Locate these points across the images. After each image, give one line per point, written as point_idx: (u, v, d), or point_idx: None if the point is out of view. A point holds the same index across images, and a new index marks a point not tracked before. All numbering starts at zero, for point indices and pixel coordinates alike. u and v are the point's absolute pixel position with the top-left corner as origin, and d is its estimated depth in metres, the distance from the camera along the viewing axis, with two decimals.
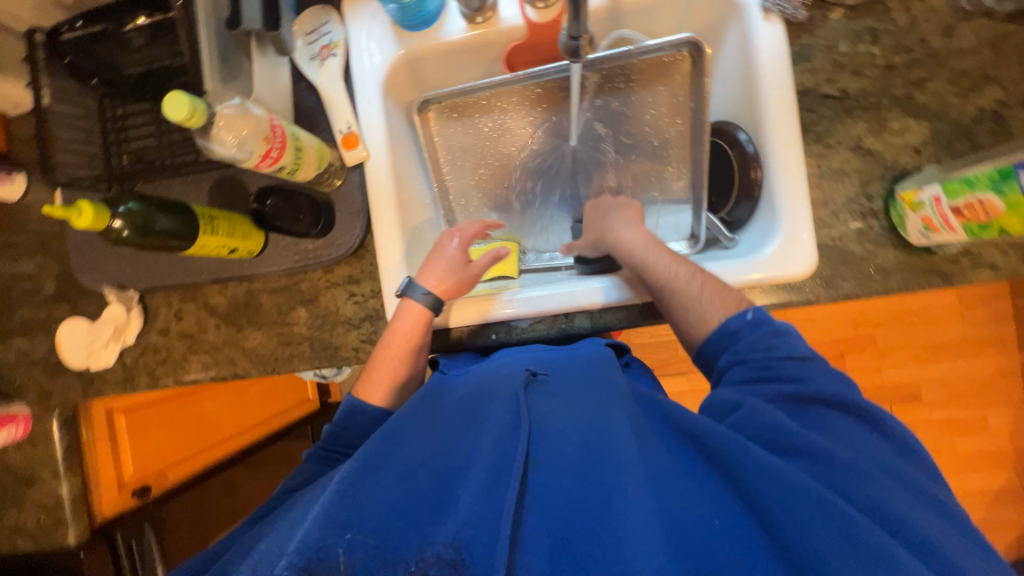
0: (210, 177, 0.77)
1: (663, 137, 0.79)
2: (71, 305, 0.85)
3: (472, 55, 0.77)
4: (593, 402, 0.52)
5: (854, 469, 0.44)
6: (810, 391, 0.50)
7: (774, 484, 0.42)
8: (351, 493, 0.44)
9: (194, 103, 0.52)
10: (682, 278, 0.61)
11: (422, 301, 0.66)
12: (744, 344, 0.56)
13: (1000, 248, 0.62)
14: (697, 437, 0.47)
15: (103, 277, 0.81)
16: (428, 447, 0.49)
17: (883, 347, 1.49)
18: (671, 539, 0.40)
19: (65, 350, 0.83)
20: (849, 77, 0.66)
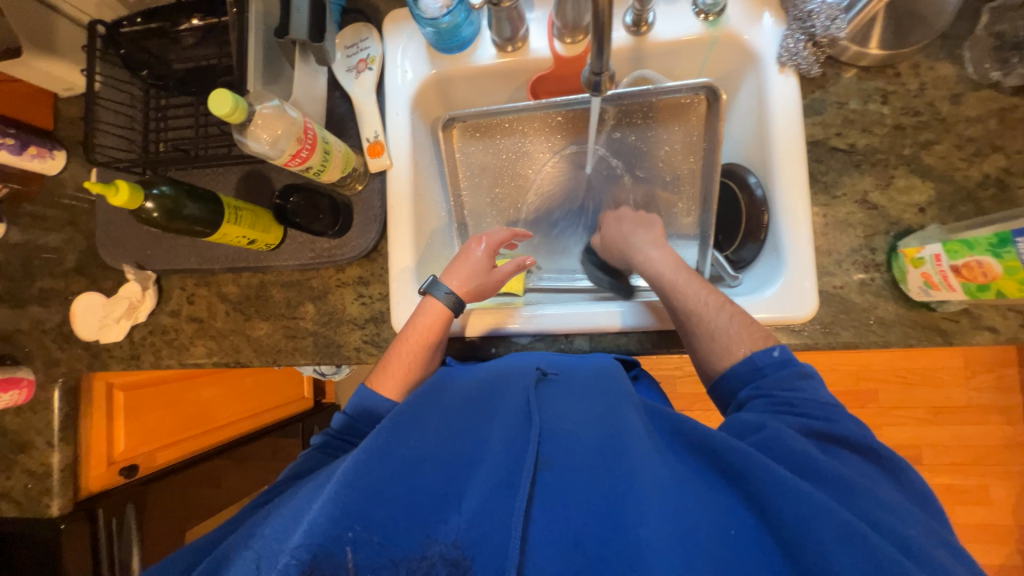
0: (239, 171, 0.81)
1: (675, 173, 0.81)
2: (90, 279, 0.88)
3: (499, 80, 0.81)
4: (606, 411, 0.52)
5: (875, 499, 0.43)
6: (833, 428, 0.49)
7: (798, 501, 0.40)
8: (359, 477, 0.44)
9: (237, 101, 0.55)
10: (711, 306, 0.62)
11: (444, 300, 0.68)
12: (768, 381, 0.55)
13: (999, 312, 0.63)
14: (709, 451, 0.47)
15: (125, 255, 0.84)
16: (436, 438, 0.49)
17: (885, 404, 1.47)
18: (682, 548, 0.40)
19: (78, 322, 0.86)
20: (858, 133, 0.68)
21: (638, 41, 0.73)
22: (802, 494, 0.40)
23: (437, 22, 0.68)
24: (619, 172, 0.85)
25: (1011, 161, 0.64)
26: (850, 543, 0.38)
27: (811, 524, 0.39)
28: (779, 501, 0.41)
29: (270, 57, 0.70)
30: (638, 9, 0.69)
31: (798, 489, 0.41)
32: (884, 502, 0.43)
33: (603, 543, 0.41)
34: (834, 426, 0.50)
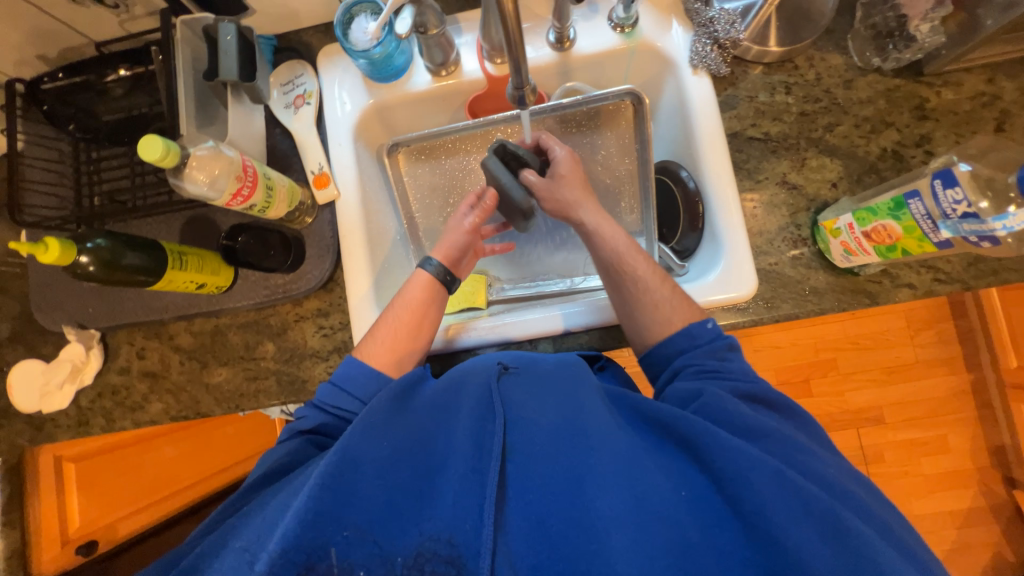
0: (182, 216, 0.79)
1: (614, 175, 0.85)
2: (27, 347, 0.83)
3: (437, 103, 0.84)
4: (565, 392, 0.54)
5: (799, 449, 0.50)
6: (756, 389, 0.56)
7: (735, 456, 0.45)
8: (335, 488, 0.45)
9: (168, 145, 0.55)
10: (654, 281, 0.66)
11: (430, 272, 0.71)
12: (700, 351, 0.61)
13: (914, 269, 0.69)
14: (662, 423, 0.51)
15: (65, 316, 0.80)
16: (404, 440, 0.50)
17: (844, 370, 1.55)
18: (641, 511, 0.44)
19: (16, 393, 0.80)
20: (770, 122, 0.75)
21: (563, 56, 0.78)
22: (745, 455, 0.45)
23: (369, 53, 0.71)
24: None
25: (902, 134, 0.72)
26: (780, 490, 0.43)
27: (750, 478, 0.44)
28: (724, 461, 0.45)
29: (202, 100, 0.70)
30: (558, 27, 0.73)
31: (741, 449, 0.45)
32: (806, 450, 0.50)
33: (569, 518, 0.45)
34: (762, 390, 0.56)
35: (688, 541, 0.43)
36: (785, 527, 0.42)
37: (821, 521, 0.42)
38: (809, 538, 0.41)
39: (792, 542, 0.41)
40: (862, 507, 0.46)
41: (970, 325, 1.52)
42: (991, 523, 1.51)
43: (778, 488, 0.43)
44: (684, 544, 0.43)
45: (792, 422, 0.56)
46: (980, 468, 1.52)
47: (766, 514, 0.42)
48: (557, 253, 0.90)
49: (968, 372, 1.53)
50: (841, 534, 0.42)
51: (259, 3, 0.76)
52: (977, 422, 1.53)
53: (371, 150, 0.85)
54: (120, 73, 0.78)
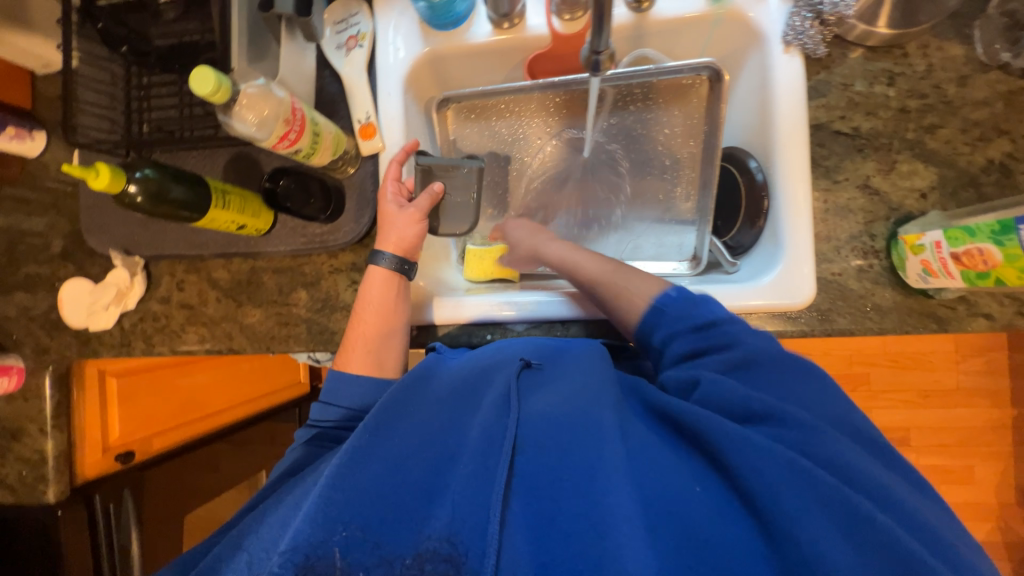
0: (226, 153, 0.78)
1: (675, 157, 0.79)
2: (77, 266, 0.86)
3: (495, 59, 0.79)
4: (576, 388, 0.53)
5: (817, 430, 0.47)
6: (769, 364, 0.53)
7: (759, 457, 0.43)
8: (340, 490, 0.47)
9: (219, 80, 0.53)
10: (607, 272, 0.66)
11: (385, 266, 0.69)
12: (670, 317, 0.59)
13: (996, 299, 0.63)
14: (671, 416, 0.50)
15: (112, 240, 0.82)
16: (420, 435, 0.52)
17: (876, 387, 1.48)
18: (648, 505, 0.43)
19: (67, 309, 0.84)
20: (863, 116, 0.67)
21: (638, 18, 0.70)
22: (749, 442, 0.44)
23: None
24: (625, 160, 0.82)
25: (1016, 146, 0.63)
26: (789, 478, 0.42)
27: (758, 472, 0.43)
28: (731, 450, 0.45)
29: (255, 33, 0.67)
30: None
31: (746, 440, 0.44)
32: (824, 431, 0.47)
33: (575, 513, 0.44)
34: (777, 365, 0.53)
35: (710, 543, 0.41)
36: (801, 522, 0.40)
37: (842, 518, 0.40)
38: (826, 533, 0.39)
39: (827, 557, 0.38)
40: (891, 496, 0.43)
41: None
42: (1003, 560, 1.47)
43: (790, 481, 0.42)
44: (697, 540, 0.41)
45: (822, 401, 0.51)
46: (1003, 505, 1.47)
47: (776, 506, 0.41)
48: (604, 238, 0.83)
49: (1014, 406, 1.44)
50: (868, 528, 0.40)
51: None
52: (1011, 459, 1.45)
53: (419, 102, 0.81)
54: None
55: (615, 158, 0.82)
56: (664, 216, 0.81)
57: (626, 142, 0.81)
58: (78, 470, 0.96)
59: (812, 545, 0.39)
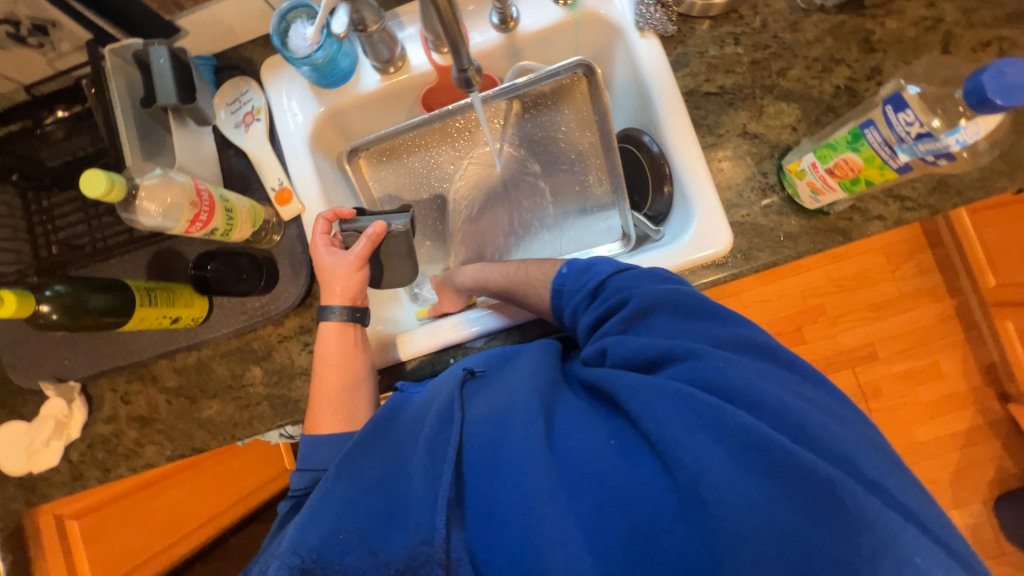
0: (145, 253, 0.77)
1: (578, 150, 0.85)
2: (7, 409, 0.80)
3: (391, 102, 0.83)
4: (517, 382, 0.54)
5: (731, 368, 0.47)
6: (689, 309, 0.53)
7: (671, 416, 0.45)
8: (311, 524, 0.49)
9: (111, 178, 0.53)
10: (512, 272, 0.70)
11: (336, 318, 0.69)
12: (571, 287, 0.61)
13: (881, 201, 0.70)
14: (597, 384, 0.53)
15: (41, 372, 0.77)
16: (380, 469, 0.53)
17: (833, 313, 1.58)
18: (571, 475, 0.46)
19: (3, 459, 0.77)
20: (724, 75, 0.75)
21: (509, 37, 0.77)
22: (653, 396, 0.46)
23: (311, 59, 0.69)
24: (537, 163, 0.87)
25: (853, 70, 0.72)
26: (684, 415, 0.44)
27: (657, 420, 0.45)
28: (638, 405, 0.47)
29: (145, 129, 0.68)
30: (500, 7, 0.72)
31: (649, 393, 0.47)
32: (735, 366, 0.48)
33: (510, 499, 0.46)
34: (693, 308, 0.53)
35: (632, 509, 0.44)
36: (700, 461, 0.42)
37: (737, 449, 0.42)
38: (716, 460, 0.42)
39: (732, 498, 0.41)
40: (796, 420, 0.44)
41: (947, 252, 1.55)
42: (991, 440, 1.55)
43: (692, 424, 0.44)
44: (611, 499, 0.44)
45: (740, 340, 0.51)
46: (973, 388, 1.57)
47: (677, 449, 0.43)
48: (538, 239, 0.86)
49: (952, 296, 1.56)
50: (758, 450, 0.42)
51: (191, 23, 0.74)
52: (965, 345, 1.57)
53: (329, 159, 0.84)
54: (57, 114, 0.76)
55: (528, 164, 0.87)
56: (586, 205, 0.86)
57: (532, 149, 0.87)
58: None
59: (708, 479, 0.41)
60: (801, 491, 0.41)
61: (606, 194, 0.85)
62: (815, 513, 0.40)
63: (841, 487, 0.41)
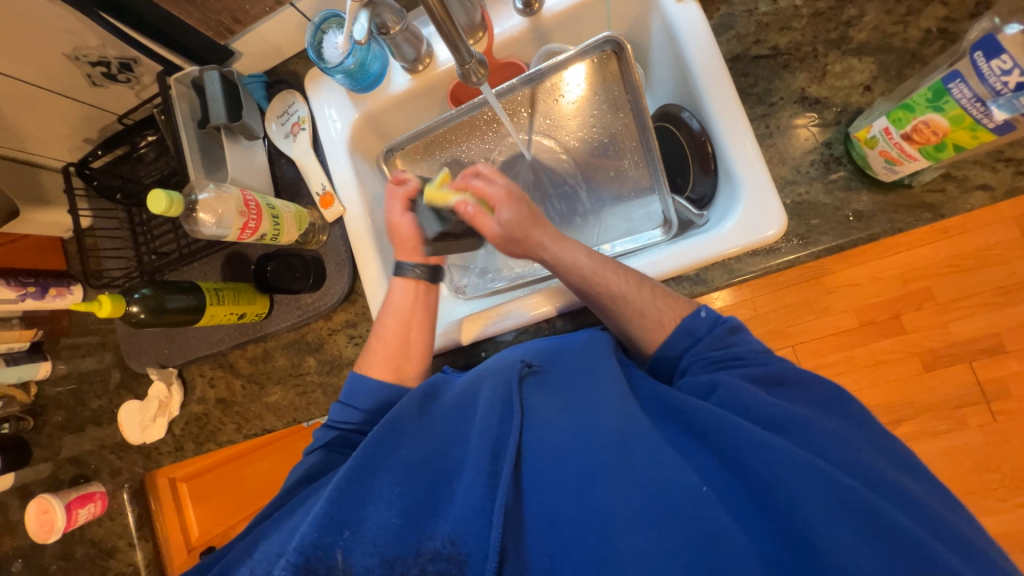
0: (220, 256, 0.87)
1: (611, 133, 0.80)
2: (127, 389, 0.97)
3: (422, 99, 0.84)
4: (584, 394, 0.56)
5: (832, 434, 0.49)
6: (774, 370, 0.56)
7: (764, 453, 0.46)
8: (348, 504, 0.51)
9: (170, 196, 0.61)
10: (632, 291, 0.62)
11: (412, 276, 0.72)
12: (705, 343, 0.60)
13: (987, 166, 0.59)
14: (685, 415, 0.53)
15: (148, 359, 0.92)
16: (422, 447, 0.55)
17: (946, 298, 1.14)
18: (661, 506, 0.45)
19: (126, 431, 0.94)
20: (777, 34, 0.66)
21: (534, 20, 0.74)
22: (772, 446, 0.46)
23: (343, 66, 0.72)
24: (573, 148, 0.83)
25: (949, 8, 0.61)
26: (788, 458, 0.45)
27: (749, 458, 0.47)
28: (748, 450, 0.47)
29: (205, 146, 0.76)
30: None
31: (768, 441, 0.47)
32: (836, 433, 0.50)
33: (588, 517, 0.46)
34: (781, 370, 0.57)
35: (717, 537, 0.43)
36: (817, 522, 0.42)
37: (836, 500, 0.43)
38: (813, 501, 0.43)
39: (827, 543, 0.41)
40: (890, 486, 0.46)
41: None
42: None
43: (809, 480, 0.44)
44: (705, 538, 0.43)
45: (834, 407, 0.55)
46: None
47: (790, 502, 0.43)
48: (576, 228, 0.83)
49: None
50: (851, 496, 0.43)
51: (243, 45, 0.81)
52: None
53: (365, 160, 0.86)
54: (147, 139, 0.85)
55: (566, 149, 0.83)
56: (620, 192, 0.81)
57: (566, 133, 0.83)
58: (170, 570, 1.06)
59: (819, 536, 0.42)
60: (903, 558, 0.41)
61: (644, 177, 0.79)
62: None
63: (947, 560, 0.41)
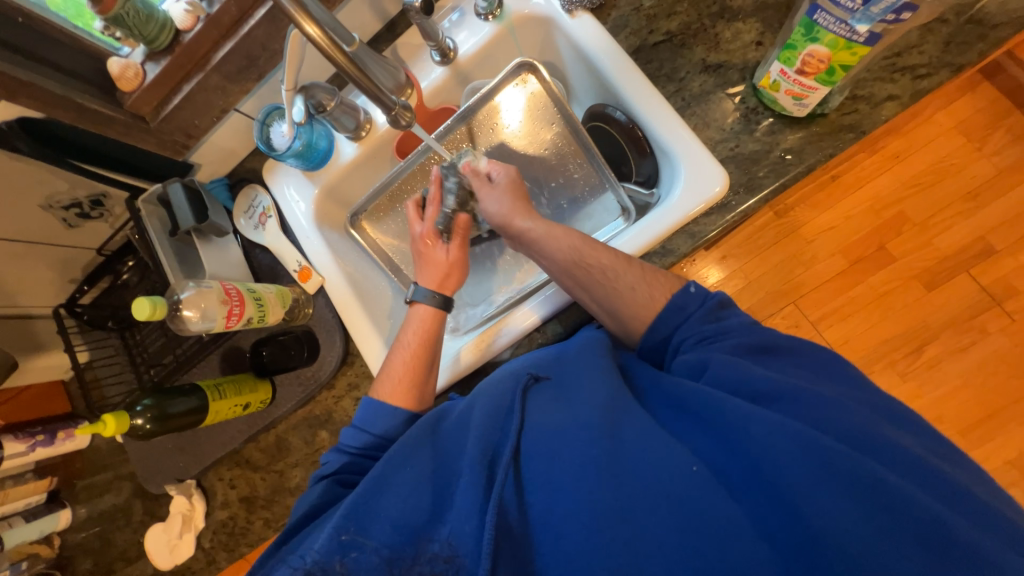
0: (263, 256, 0.83)
1: (734, 149, 0.68)
2: (150, 514, 0.89)
3: (534, 89, 0.78)
4: (712, 429, 0.46)
5: (824, 400, 0.46)
6: (897, 445, 0.42)
7: (856, 538, 0.38)
8: (360, 513, 0.47)
9: (293, 160, 0.75)
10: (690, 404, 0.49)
11: (428, 303, 0.68)
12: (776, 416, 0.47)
13: None
14: (678, 399, 0.51)
15: (149, 354, 0.82)
16: (489, 437, 0.50)
17: None
18: (685, 564, 0.40)
19: (146, 482, 0.85)
20: (918, 56, 0.64)
21: None
22: (760, 418, 0.44)
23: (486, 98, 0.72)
24: (734, 122, 0.68)
25: None
26: (881, 552, 0.37)
27: (845, 532, 0.38)
28: (743, 429, 0.44)
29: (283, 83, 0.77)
30: None
31: (753, 410, 0.44)
32: (831, 399, 0.46)
33: (573, 519, 0.44)
34: (781, 387, 0.47)
35: None
36: (801, 488, 0.40)
37: None
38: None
39: None
40: (894, 452, 0.42)
41: None
42: None
43: (788, 444, 0.42)
44: None
45: (821, 372, 0.50)
46: None
47: (780, 484, 0.41)
48: (583, 226, 0.79)
49: None
50: None
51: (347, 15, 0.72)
52: None
53: (480, 113, 0.80)
54: (124, 69, 0.64)
55: (718, 134, 0.69)
56: (791, 174, 0.65)
57: (732, 97, 0.69)
58: (139, 560, 0.90)
59: (822, 529, 0.38)
60: (901, 532, 0.38)
61: (818, 152, 0.65)
62: (903, 540, 0.37)
63: (948, 521, 0.38)
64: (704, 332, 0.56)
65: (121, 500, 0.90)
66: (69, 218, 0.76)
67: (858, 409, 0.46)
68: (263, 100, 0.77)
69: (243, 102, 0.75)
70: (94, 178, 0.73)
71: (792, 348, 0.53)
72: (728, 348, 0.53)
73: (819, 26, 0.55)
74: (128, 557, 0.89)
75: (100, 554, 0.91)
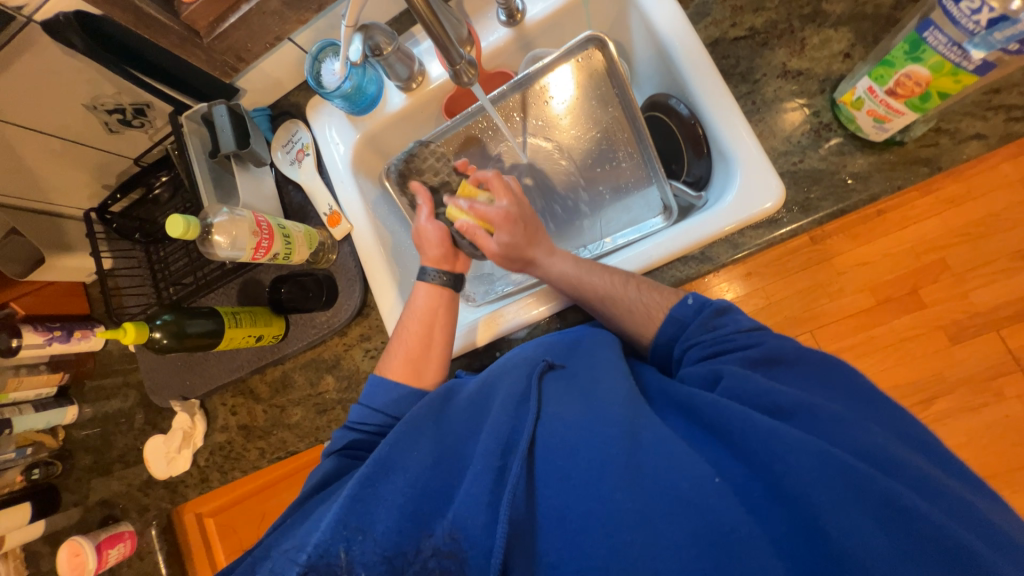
0: (292, 193, 0.83)
1: (798, 165, 0.65)
2: (151, 425, 0.92)
3: (597, 65, 0.74)
4: (731, 443, 0.45)
5: (837, 418, 0.44)
6: (934, 487, 0.40)
7: (883, 564, 0.37)
8: (364, 501, 0.48)
9: (339, 103, 0.73)
10: (711, 404, 0.47)
11: (434, 282, 0.69)
12: None
13: None
14: (694, 402, 0.49)
15: (172, 271, 0.83)
16: (504, 423, 0.50)
17: None
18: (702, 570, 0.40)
19: (152, 394, 0.87)
20: (1012, 94, 0.61)
21: None
22: (778, 434, 0.42)
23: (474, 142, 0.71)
24: (802, 135, 0.66)
25: None
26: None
27: (873, 553, 0.37)
28: (760, 445, 0.43)
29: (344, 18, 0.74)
30: None
31: (775, 425, 0.43)
32: (844, 416, 0.44)
33: (584, 516, 0.44)
34: (803, 405, 0.45)
35: None
36: (819, 510, 0.39)
37: None
38: None
39: None
40: (911, 474, 0.40)
41: None
42: None
43: (810, 462, 0.40)
44: None
45: (830, 383, 0.48)
46: None
47: (802, 502, 0.40)
48: (617, 217, 0.77)
49: None
50: None
51: None
52: None
53: (536, 84, 0.77)
54: None
55: (784, 146, 0.66)
56: (852, 200, 0.63)
57: (803, 108, 0.66)
58: (133, 466, 0.93)
59: (841, 549, 0.38)
60: (926, 559, 0.37)
61: (885, 181, 0.62)
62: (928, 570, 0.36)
63: (969, 554, 0.36)
64: (707, 341, 0.55)
65: (125, 405, 0.93)
66: (110, 122, 0.75)
67: (903, 449, 0.42)
68: (319, 33, 0.75)
69: (299, 32, 0.73)
70: (140, 88, 0.72)
71: (796, 349, 0.51)
72: (733, 355, 0.52)
73: (927, 46, 0.52)
74: (126, 460, 0.93)
75: (98, 454, 0.94)
